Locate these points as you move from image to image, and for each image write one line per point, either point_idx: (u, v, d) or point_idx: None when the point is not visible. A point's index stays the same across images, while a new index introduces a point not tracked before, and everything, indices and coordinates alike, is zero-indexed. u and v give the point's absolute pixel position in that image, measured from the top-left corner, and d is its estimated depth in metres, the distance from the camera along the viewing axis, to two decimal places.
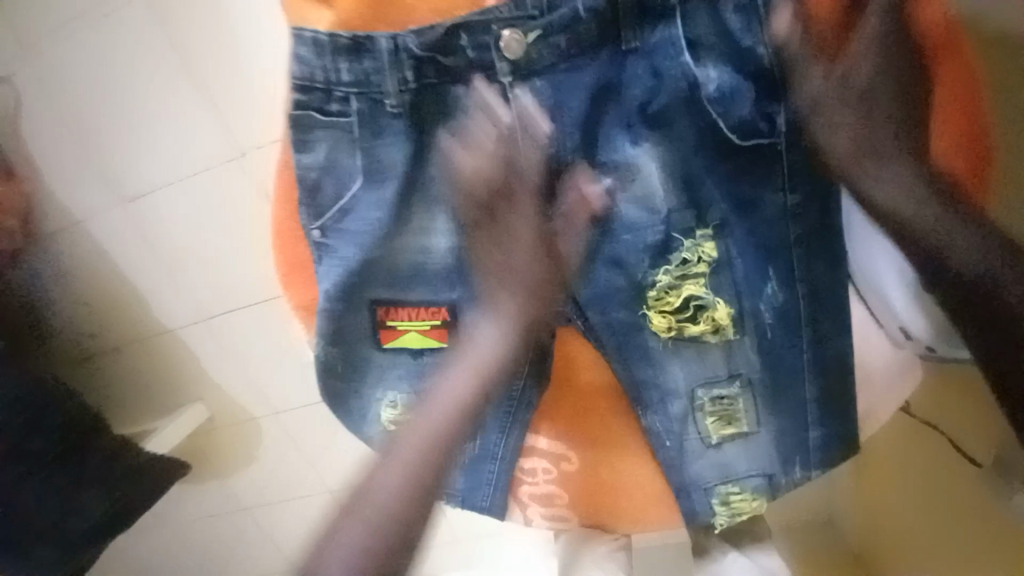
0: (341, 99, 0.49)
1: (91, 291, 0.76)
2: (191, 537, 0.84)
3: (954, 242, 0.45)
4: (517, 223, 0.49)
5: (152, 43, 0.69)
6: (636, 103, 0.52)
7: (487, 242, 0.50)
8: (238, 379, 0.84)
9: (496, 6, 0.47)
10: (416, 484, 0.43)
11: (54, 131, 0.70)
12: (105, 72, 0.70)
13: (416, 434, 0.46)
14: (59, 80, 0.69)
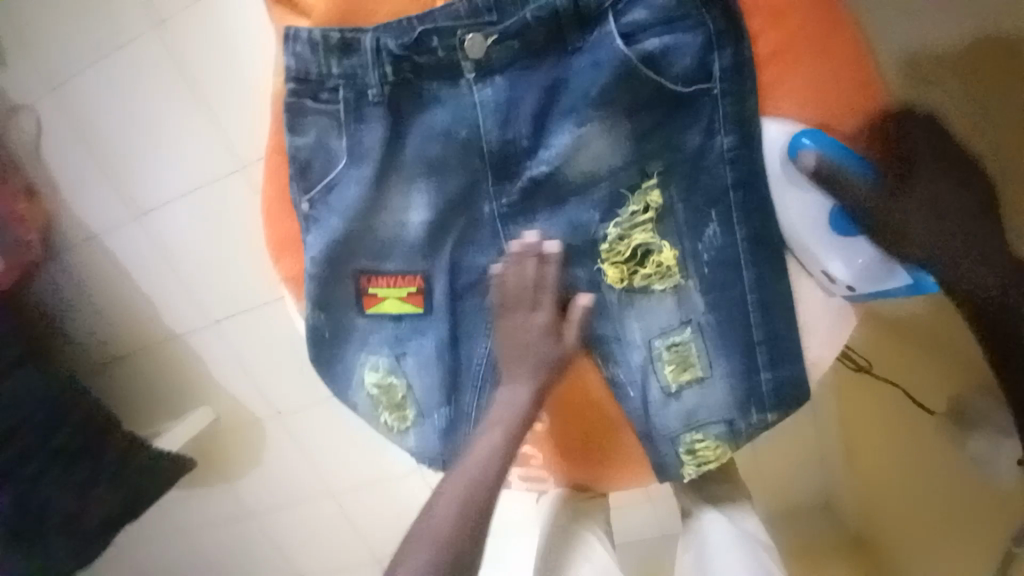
0: (331, 89, 0.53)
1: (131, 301, 1.12)
2: (226, 521, 1.36)
3: (972, 267, 0.47)
4: (536, 313, 0.62)
5: (165, 63, 0.89)
6: (583, 91, 0.52)
7: (513, 312, 0.62)
8: (250, 387, 1.19)
9: (461, 11, 0.51)
10: (467, 514, 0.59)
11: (112, 154, 0.98)
12: (133, 97, 0.93)
13: (463, 480, 0.61)
14: (105, 112, 0.94)
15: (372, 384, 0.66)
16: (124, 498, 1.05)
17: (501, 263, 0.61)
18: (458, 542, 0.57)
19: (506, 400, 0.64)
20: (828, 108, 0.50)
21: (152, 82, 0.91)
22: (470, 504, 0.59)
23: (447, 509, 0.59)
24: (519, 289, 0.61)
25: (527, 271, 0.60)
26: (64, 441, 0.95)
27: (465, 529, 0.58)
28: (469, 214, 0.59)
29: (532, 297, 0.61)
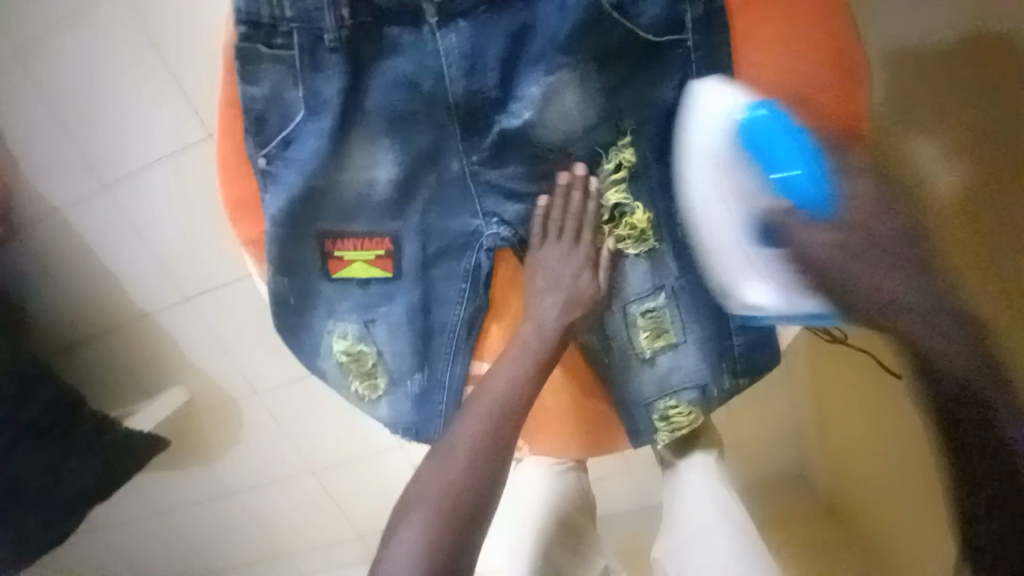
0: (286, 33, 0.49)
1: (94, 277, 1.08)
2: (204, 501, 1.34)
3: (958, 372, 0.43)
4: (557, 254, 0.59)
5: (118, 22, 0.83)
6: (551, 38, 0.50)
7: (553, 247, 0.59)
8: (225, 366, 1.16)
9: None
10: (464, 488, 0.50)
11: (65, 119, 0.92)
12: (85, 58, 0.87)
13: (466, 442, 0.52)
14: (53, 75, 0.89)
15: (340, 352, 0.64)
16: (97, 477, 1.00)
17: (545, 195, 0.58)
18: (468, 496, 0.50)
19: (530, 330, 0.58)
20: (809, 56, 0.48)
21: (105, 41, 0.85)
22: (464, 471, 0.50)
23: (437, 490, 0.50)
24: (557, 216, 0.58)
25: (571, 204, 0.57)
26: (33, 417, 0.93)
27: (474, 478, 0.50)
28: (438, 172, 0.57)
29: (574, 229, 0.58)
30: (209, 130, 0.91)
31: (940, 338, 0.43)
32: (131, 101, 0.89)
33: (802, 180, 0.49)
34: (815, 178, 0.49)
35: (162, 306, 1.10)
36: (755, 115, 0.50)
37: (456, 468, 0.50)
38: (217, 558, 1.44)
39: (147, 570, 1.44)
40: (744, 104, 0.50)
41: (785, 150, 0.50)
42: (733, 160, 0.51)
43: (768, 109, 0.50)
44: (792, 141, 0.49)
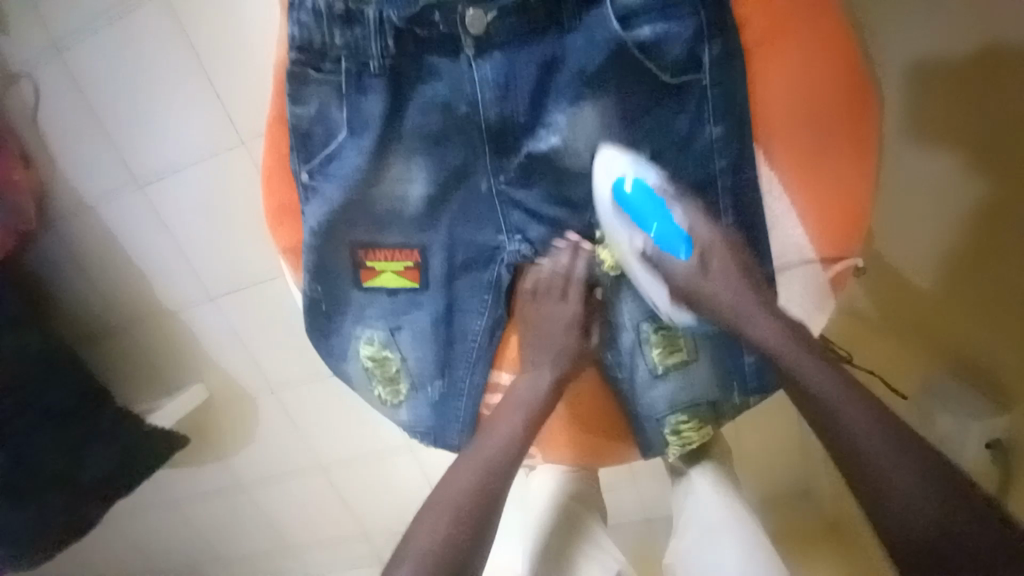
0: (333, 59, 0.53)
1: (124, 274, 1.12)
2: (215, 495, 1.37)
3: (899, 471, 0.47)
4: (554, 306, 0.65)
5: (166, 35, 0.89)
6: (577, 71, 0.53)
7: (545, 298, 0.65)
8: (243, 364, 1.20)
9: None
10: (459, 526, 0.56)
11: (109, 124, 0.98)
12: (132, 68, 0.93)
13: (461, 483, 0.59)
14: (102, 82, 0.94)
15: (366, 356, 0.67)
16: (115, 470, 1.03)
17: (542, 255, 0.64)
18: (475, 519, 0.57)
19: (533, 373, 0.64)
20: (825, 95, 0.51)
21: (153, 53, 0.91)
22: (460, 512, 0.57)
23: (438, 524, 0.57)
24: (551, 266, 0.64)
25: (562, 261, 0.64)
26: (52, 403, 0.97)
27: (482, 501, 0.58)
28: (467, 188, 0.60)
29: (563, 287, 0.64)
30: (242, 139, 0.96)
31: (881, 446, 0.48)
32: (172, 109, 0.95)
33: (672, 233, 0.59)
34: (678, 231, 0.58)
35: (186, 303, 1.14)
36: (621, 193, 0.57)
37: (450, 507, 0.57)
38: (226, 554, 1.47)
39: (158, 562, 1.48)
40: (616, 177, 0.56)
41: (650, 213, 0.58)
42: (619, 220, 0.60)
43: (633, 184, 0.56)
44: (656, 204, 0.57)
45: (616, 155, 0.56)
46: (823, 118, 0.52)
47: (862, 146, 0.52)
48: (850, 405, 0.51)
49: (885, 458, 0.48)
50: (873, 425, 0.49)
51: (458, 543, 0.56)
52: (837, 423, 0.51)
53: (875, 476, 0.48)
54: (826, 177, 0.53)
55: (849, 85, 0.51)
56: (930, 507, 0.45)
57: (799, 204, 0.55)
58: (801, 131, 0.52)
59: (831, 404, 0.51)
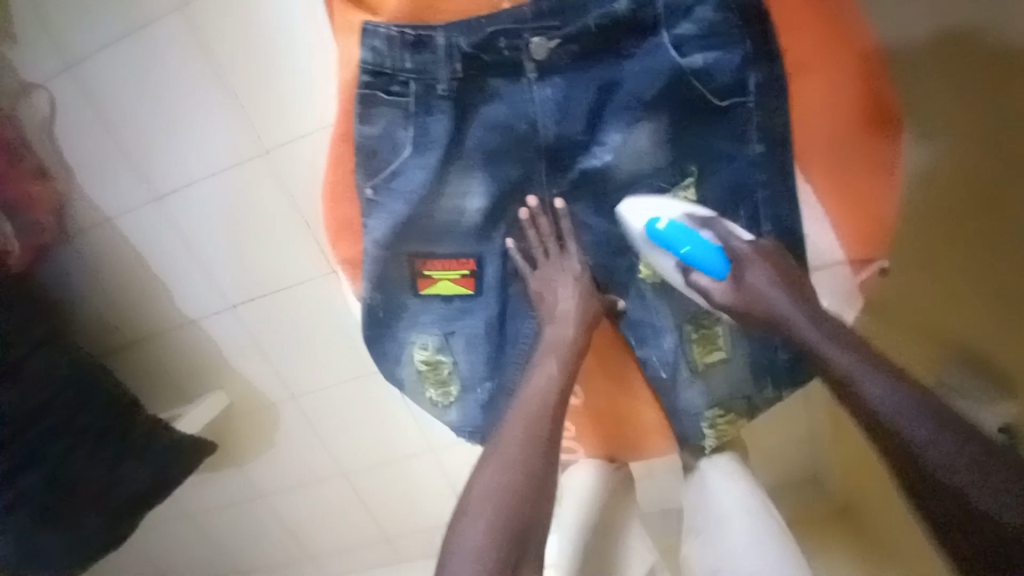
0: (402, 82, 0.58)
1: (140, 282, 1.09)
2: (231, 505, 1.34)
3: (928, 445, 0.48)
4: (558, 273, 0.67)
5: (187, 44, 0.87)
6: (634, 93, 0.59)
7: (546, 265, 0.67)
8: (263, 372, 1.17)
9: (529, 16, 0.56)
10: (515, 480, 0.56)
11: (130, 131, 0.95)
12: (154, 76, 0.90)
13: (514, 434, 0.60)
14: (123, 90, 0.92)
15: (420, 360, 0.69)
16: (147, 482, 1.02)
17: (510, 238, 0.67)
18: (531, 479, 0.57)
19: (552, 333, 0.65)
20: (850, 118, 0.57)
21: (172, 62, 0.89)
22: (530, 462, 0.58)
23: (493, 476, 0.57)
24: (540, 245, 0.67)
25: (541, 229, 0.66)
26: (84, 423, 0.95)
27: (534, 458, 0.58)
28: (522, 200, 0.65)
29: (557, 247, 0.67)
30: (266, 148, 0.94)
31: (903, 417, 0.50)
32: (192, 116, 0.93)
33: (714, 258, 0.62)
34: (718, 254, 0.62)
35: (204, 312, 1.11)
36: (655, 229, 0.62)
37: (507, 459, 0.58)
38: (241, 566, 1.43)
39: None
40: (647, 215, 0.63)
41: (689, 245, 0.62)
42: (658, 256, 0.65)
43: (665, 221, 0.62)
44: (691, 236, 0.62)
45: (642, 199, 0.63)
46: (849, 137, 0.58)
47: (886, 160, 0.58)
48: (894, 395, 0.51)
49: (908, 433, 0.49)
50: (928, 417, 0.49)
51: (523, 497, 0.56)
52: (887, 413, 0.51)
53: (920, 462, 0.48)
54: (850, 188, 0.59)
55: (873, 106, 0.57)
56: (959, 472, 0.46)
57: (829, 211, 0.60)
58: (829, 147, 0.58)
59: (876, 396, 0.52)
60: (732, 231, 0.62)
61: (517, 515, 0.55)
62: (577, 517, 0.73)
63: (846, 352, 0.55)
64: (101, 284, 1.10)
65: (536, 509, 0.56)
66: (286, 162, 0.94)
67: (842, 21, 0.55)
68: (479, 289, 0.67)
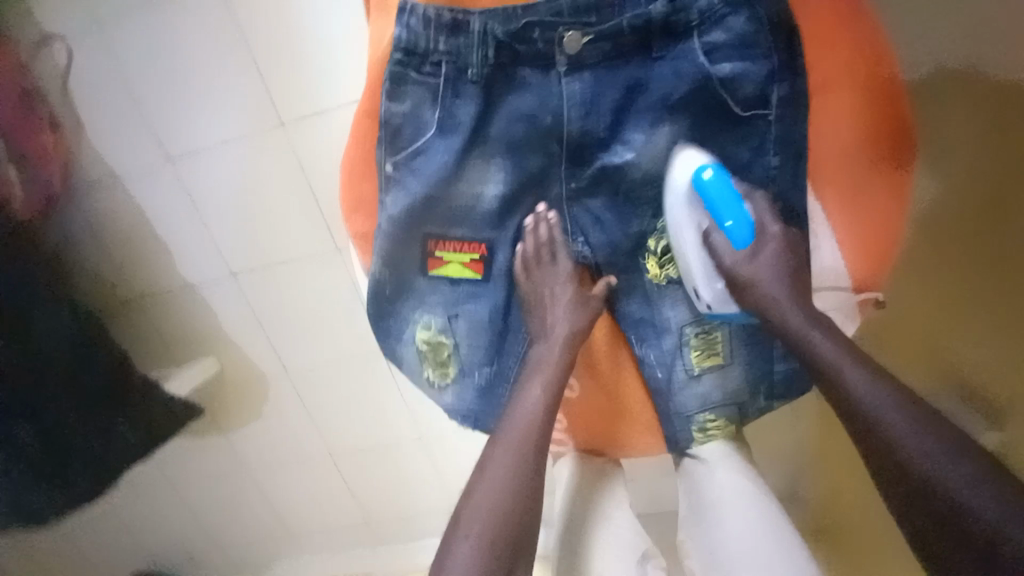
0: (434, 63, 0.60)
1: (143, 239, 1.08)
2: (211, 475, 1.32)
3: (915, 445, 0.51)
4: (552, 279, 0.69)
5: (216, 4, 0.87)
6: (660, 95, 0.61)
7: (538, 271, 0.69)
8: (257, 341, 1.16)
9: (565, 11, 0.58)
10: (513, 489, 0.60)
11: (148, 86, 0.94)
12: (178, 33, 0.89)
13: (511, 442, 0.62)
14: (145, 44, 0.91)
15: (421, 340, 0.70)
16: (140, 439, 1.03)
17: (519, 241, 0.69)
18: (528, 472, 0.61)
19: (540, 350, 0.67)
20: (860, 141, 0.59)
21: (198, 21, 0.88)
22: (523, 457, 0.61)
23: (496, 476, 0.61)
24: (536, 250, 0.69)
25: (538, 236, 0.69)
26: (79, 375, 0.95)
27: (527, 467, 0.61)
28: (539, 191, 0.67)
29: (549, 254, 0.69)
30: (282, 119, 0.94)
31: (896, 420, 0.52)
32: (213, 78, 0.92)
33: (741, 226, 0.62)
34: (747, 226, 0.62)
35: (204, 276, 1.10)
36: (701, 178, 0.61)
37: (508, 466, 0.61)
38: (215, 537, 1.41)
39: (144, 543, 1.40)
40: (697, 165, 0.62)
41: (725, 207, 0.62)
42: (690, 209, 0.64)
43: (714, 174, 0.61)
44: (735, 205, 0.62)
45: (696, 155, 0.63)
46: (858, 158, 0.60)
47: (896, 185, 0.60)
48: (909, 414, 0.52)
49: (897, 435, 0.52)
50: (934, 435, 0.51)
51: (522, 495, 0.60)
52: (896, 429, 0.52)
53: (930, 479, 0.50)
54: (859, 211, 0.61)
55: (889, 129, 0.59)
56: (949, 471, 0.49)
57: (836, 226, 0.62)
58: (841, 166, 0.60)
59: (886, 410, 0.53)
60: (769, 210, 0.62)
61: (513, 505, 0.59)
62: (565, 511, 0.74)
63: (841, 357, 0.57)
64: (103, 239, 1.08)
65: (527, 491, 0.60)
66: (304, 133, 0.94)
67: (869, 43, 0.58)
68: (487, 275, 0.68)
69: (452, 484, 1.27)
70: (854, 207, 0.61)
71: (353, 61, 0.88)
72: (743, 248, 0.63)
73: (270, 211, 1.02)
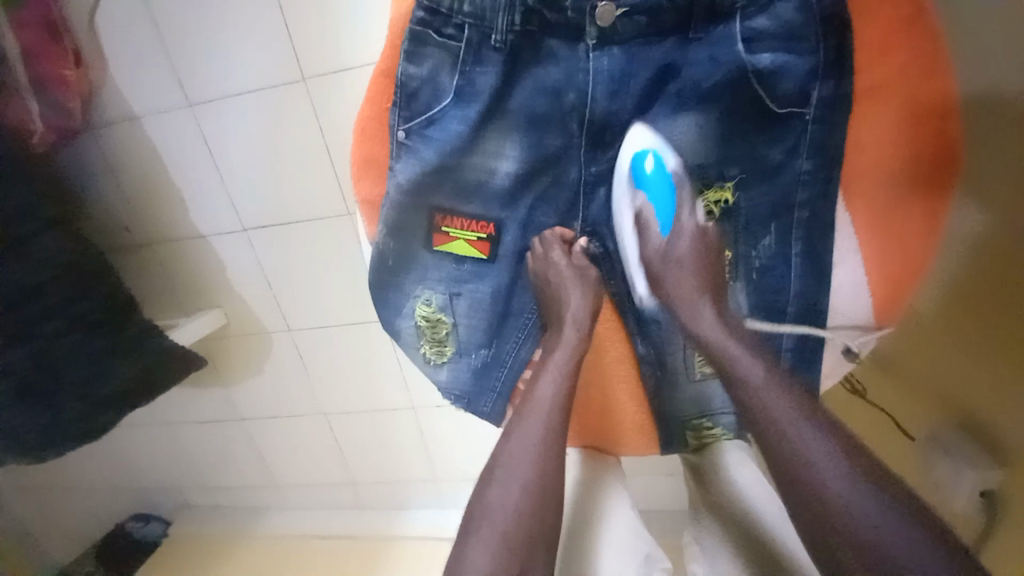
0: (457, 25, 0.57)
1: (157, 184, 1.08)
2: (211, 423, 1.35)
3: (838, 488, 0.49)
4: (563, 279, 0.65)
5: None
6: (693, 80, 0.58)
7: (543, 270, 0.66)
8: (265, 298, 1.16)
9: None
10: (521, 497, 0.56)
11: (169, 26, 0.92)
12: None
13: (519, 445, 0.59)
14: None
15: (421, 316, 0.68)
16: (137, 379, 1.03)
17: (539, 241, 0.67)
18: (530, 472, 0.58)
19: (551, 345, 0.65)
20: (905, 152, 0.54)
21: None
22: (531, 454, 0.59)
23: (508, 490, 0.57)
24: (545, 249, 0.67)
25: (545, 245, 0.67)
26: (85, 311, 0.96)
27: (536, 465, 0.58)
28: (555, 173, 0.64)
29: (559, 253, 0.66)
30: (304, 76, 0.91)
31: (823, 465, 0.50)
32: (233, 24, 0.90)
33: (665, 210, 0.63)
34: (671, 211, 0.63)
35: (218, 227, 1.10)
36: (642, 164, 0.61)
37: (516, 467, 0.58)
38: (212, 483, 1.44)
39: (142, 479, 1.46)
40: (642, 146, 0.60)
41: (657, 189, 0.61)
42: (625, 189, 0.63)
43: (654, 162, 0.60)
44: (665, 186, 0.61)
45: (648, 136, 0.60)
46: (900, 180, 0.55)
47: (937, 205, 0.55)
48: (825, 447, 0.51)
49: (824, 481, 0.49)
50: (859, 480, 0.49)
51: (520, 497, 0.56)
52: (821, 477, 0.50)
53: (860, 531, 0.47)
54: (893, 232, 0.57)
55: (936, 146, 0.53)
56: (877, 520, 0.47)
57: (863, 246, 0.59)
58: (883, 180, 0.56)
59: (789, 431, 0.52)
60: (693, 200, 0.62)
61: (509, 503, 0.56)
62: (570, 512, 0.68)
63: (772, 390, 0.55)
64: (117, 180, 1.08)
65: (533, 468, 0.58)
66: (324, 91, 0.92)
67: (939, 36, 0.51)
68: (493, 255, 0.66)
69: (444, 457, 1.28)
70: (887, 227, 0.57)
71: (382, 18, 0.85)
72: (665, 231, 0.63)
73: (285, 166, 1.00)
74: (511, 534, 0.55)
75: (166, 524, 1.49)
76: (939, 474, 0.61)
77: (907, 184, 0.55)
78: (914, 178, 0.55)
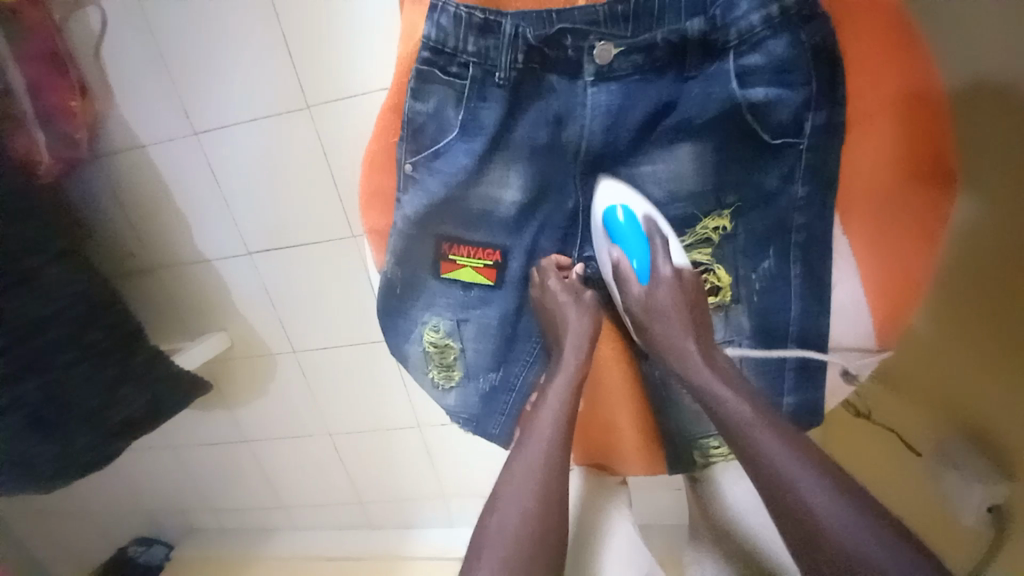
0: (462, 64, 0.58)
1: (163, 211, 1.09)
2: (216, 445, 1.35)
3: (841, 537, 0.48)
4: (564, 305, 0.67)
5: None
6: (685, 116, 0.61)
7: (546, 298, 0.68)
8: (270, 320, 1.17)
9: (599, 21, 0.58)
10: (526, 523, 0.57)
11: (175, 59, 0.94)
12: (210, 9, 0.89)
13: (524, 469, 0.60)
14: (175, 18, 0.91)
15: (429, 341, 0.69)
16: (145, 406, 1.04)
17: (538, 271, 0.69)
18: (536, 497, 0.58)
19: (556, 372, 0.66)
20: (900, 170, 0.55)
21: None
22: (536, 480, 0.59)
23: (513, 516, 0.57)
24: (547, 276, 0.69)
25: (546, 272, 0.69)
26: (94, 339, 0.96)
27: (542, 490, 0.59)
28: (556, 201, 0.67)
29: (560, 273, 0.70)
30: (309, 104, 0.93)
31: (818, 506, 0.50)
32: (238, 57, 0.92)
33: (642, 260, 0.66)
34: (647, 261, 0.66)
35: (224, 251, 1.11)
36: (614, 216, 0.65)
37: (520, 492, 0.59)
38: (217, 504, 1.44)
39: (149, 503, 1.45)
40: (611, 201, 0.65)
41: (631, 241, 0.66)
42: (605, 243, 0.68)
43: (624, 213, 0.65)
44: (638, 237, 0.65)
45: (617, 188, 0.66)
46: (892, 192, 0.56)
47: (931, 219, 0.56)
48: (822, 489, 0.50)
49: (823, 527, 0.49)
50: (860, 523, 0.48)
51: (526, 522, 0.57)
52: (823, 525, 0.49)
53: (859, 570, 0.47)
54: (887, 245, 0.58)
55: (930, 160, 0.55)
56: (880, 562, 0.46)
57: (862, 262, 0.60)
58: (877, 196, 0.57)
59: (782, 468, 0.52)
60: (667, 250, 0.65)
61: (514, 530, 0.56)
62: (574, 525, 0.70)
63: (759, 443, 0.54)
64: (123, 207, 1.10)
65: (531, 491, 0.58)
66: (328, 119, 0.94)
67: (922, 70, 0.54)
68: (499, 282, 0.68)
69: (451, 475, 1.28)
70: (882, 240, 0.58)
71: (387, 49, 0.88)
72: (645, 281, 0.66)
73: (290, 192, 1.02)
74: (516, 560, 0.55)
75: (169, 547, 1.48)
76: (948, 487, 0.62)
77: (902, 196, 0.56)
78: (904, 191, 0.56)
